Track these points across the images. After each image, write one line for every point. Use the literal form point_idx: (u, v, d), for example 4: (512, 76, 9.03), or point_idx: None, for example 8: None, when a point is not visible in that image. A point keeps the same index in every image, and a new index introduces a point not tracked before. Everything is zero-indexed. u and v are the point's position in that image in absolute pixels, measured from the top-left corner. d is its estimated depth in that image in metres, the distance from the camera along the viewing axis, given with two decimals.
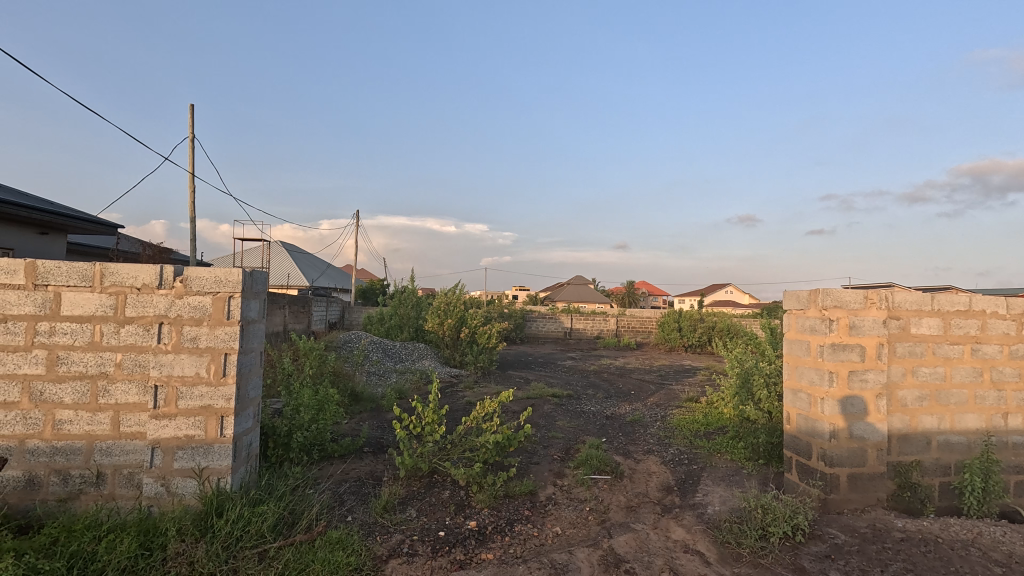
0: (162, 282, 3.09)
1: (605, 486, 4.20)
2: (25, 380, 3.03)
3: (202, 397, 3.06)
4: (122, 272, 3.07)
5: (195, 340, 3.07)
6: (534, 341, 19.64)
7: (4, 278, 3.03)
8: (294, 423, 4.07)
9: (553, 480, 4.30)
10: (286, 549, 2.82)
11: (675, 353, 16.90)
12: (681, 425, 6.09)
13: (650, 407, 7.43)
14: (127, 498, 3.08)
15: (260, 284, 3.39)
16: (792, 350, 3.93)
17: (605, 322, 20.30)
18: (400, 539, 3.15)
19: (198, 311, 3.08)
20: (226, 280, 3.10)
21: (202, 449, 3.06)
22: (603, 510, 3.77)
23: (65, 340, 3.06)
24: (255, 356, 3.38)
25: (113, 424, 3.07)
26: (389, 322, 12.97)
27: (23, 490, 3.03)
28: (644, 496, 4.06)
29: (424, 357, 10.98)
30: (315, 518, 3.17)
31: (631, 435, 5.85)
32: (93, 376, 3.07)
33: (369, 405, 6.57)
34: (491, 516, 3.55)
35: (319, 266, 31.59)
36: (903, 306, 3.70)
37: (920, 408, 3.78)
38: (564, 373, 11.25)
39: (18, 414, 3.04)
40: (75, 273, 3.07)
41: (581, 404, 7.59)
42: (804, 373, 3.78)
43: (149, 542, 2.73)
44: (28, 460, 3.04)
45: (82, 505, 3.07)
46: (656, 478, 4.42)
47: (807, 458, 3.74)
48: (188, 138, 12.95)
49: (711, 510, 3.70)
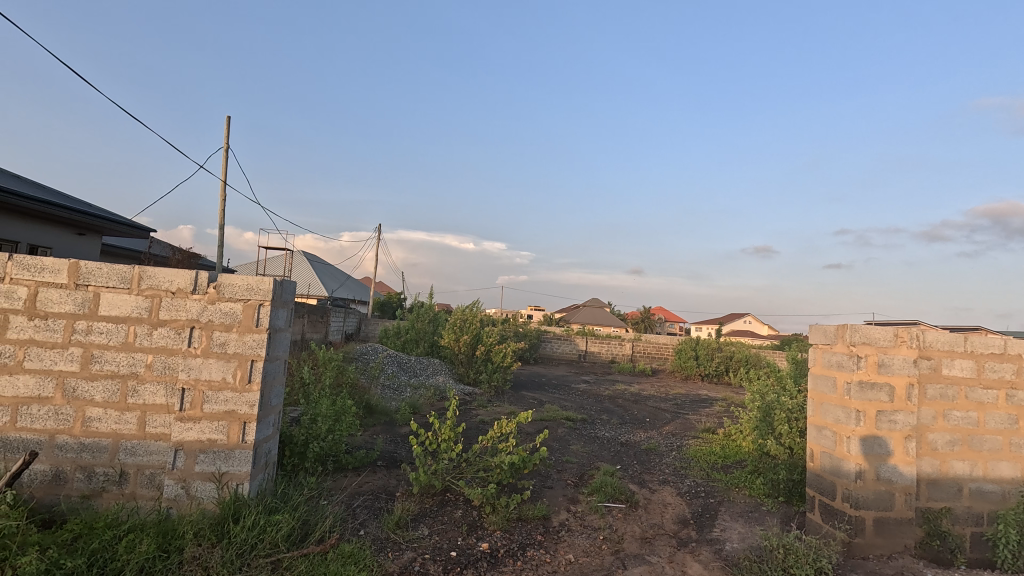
0: (197, 286, 3.17)
1: (619, 515, 4.12)
2: (59, 376, 3.12)
3: (227, 402, 3.11)
4: (159, 276, 3.17)
5: (224, 345, 3.14)
6: (548, 363, 19.54)
7: (48, 277, 3.14)
8: (311, 433, 4.12)
9: (567, 506, 4.23)
10: (300, 561, 2.81)
11: (691, 382, 16.57)
12: (699, 456, 5.97)
13: (665, 436, 7.33)
14: (147, 498, 3.12)
15: (290, 294, 3.47)
16: (817, 385, 3.86)
17: (620, 347, 20.11)
18: (413, 557, 3.12)
19: (229, 317, 3.16)
20: (257, 288, 3.17)
21: (223, 455, 3.10)
22: (617, 539, 3.70)
23: (101, 340, 3.15)
24: (279, 363, 3.44)
25: (139, 424, 3.13)
26: (406, 337, 13.08)
27: (49, 484, 3.10)
28: (659, 528, 3.97)
29: (439, 373, 10.99)
30: (328, 530, 3.16)
31: (645, 464, 5.74)
32: (124, 376, 3.14)
33: (382, 418, 6.59)
34: (504, 539, 3.50)
35: (340, 277, 32.08)
36: (935, 346, 3.60)
37: (951, 453, 3.65)
38: (579, 396, 11.13)
39: (50, 410, 3.12)
40: (115, 275, 3.17)
41: (595, 429, 7.49)
42: (830, 411, 3.69)
43: (167, 545, 2.76)
44: (56, 455, 3.10)
45: (104, 502, 3.12)
46: (671, 510, 4.33)
47: (831, 498, 3.63)
48: (223, 147, 13.48)
49: (730, 546, 3.61)
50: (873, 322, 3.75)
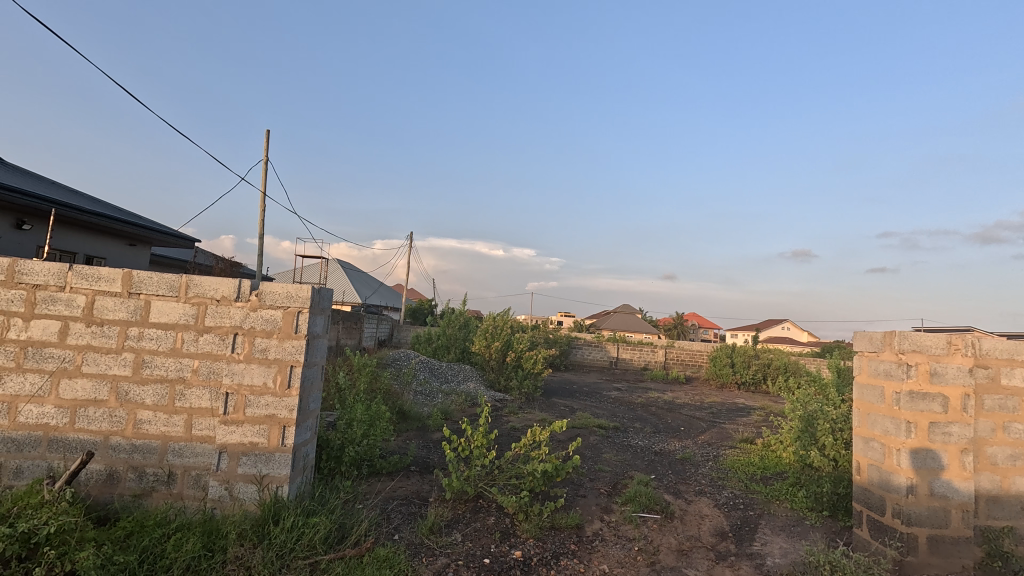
0: (239, 294, 3.29)
1: (654, 526, 4.03)
2: (114, 380, 3.29)
3: (267, 407, 3.21)
4: (205, 284, 3.31)
5: (265, 351, 3.24)
6: (579, 370, 19.38)
7: (104, 286, 3.31)
8: (346, 437, 4.20)
9: (601, 515, 4.17)
10: (336, 564, 2.86)
11: (727, 390, 16.13)
12: (737, 467, 5.79)
13: (701, 446, 7.14)
14: (193, 499, 3.24)
15: (327, 301, 3.56)
16: (863, 394, 3.70)
17: (653, 354, 19.78)
18: (446, 563, 3.14)
19: (270, 324, 3.26)
20: (296, 296, 3.27)
21: (264, 457, 3.19)
22: (652, 551, 3.62)
23: (151, 345, 3.30)
24: (317, 369, 3.52)
25: (186, 427, 3.26)
26: (437, 343, 13.22)
27: (103, 483, 3.25)
28: (696, 540, 3.86)
29: (470, 379, 11.04)
30: (364, 533, 3.21)
31: (681, 474, 5.61)
32: (172, 380, 3.28)
33: (415, 424, 6.66)
34: (537, 547, 3.48)
35: (373, 285, 32.73)
36: (993, 354, 3.40)
37: (1013, 468, 3.43)
38: (611, 404, 10.99)
39: (105, 412, 3.28)
40: (164, 284, 3.32)
41: (628, 437, 7.38)
42: (878, 422, 3.53)
43: (212, 544, 2.86)
44: (110, 456, 3.26)
45: (153, 501, 3.26)
46: (709, 522, 4.21)
47: (880, 513, 3.46)
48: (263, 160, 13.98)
49: (771, 562, 3.48)
50: (923, 328, 3.57)
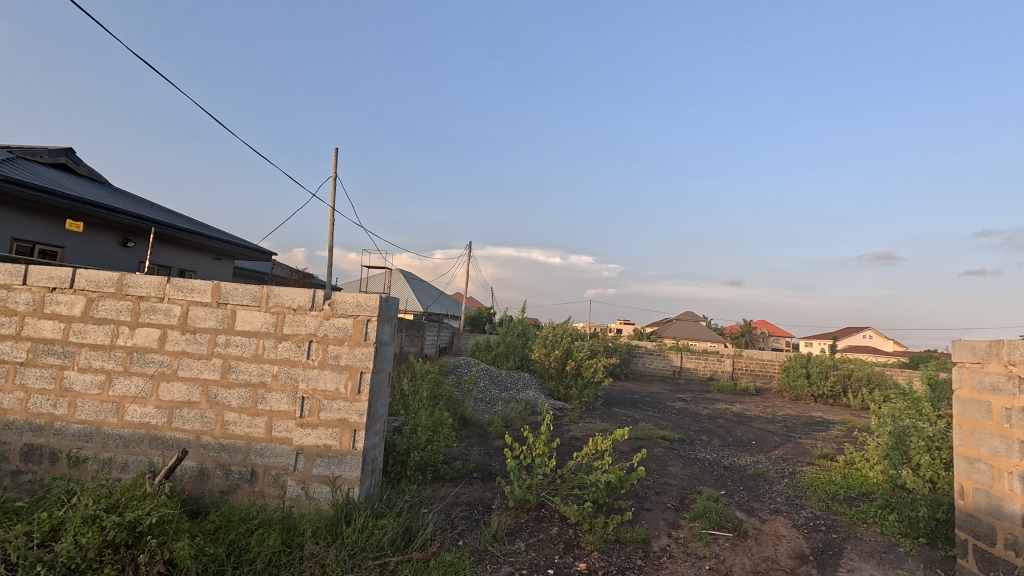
0: (314, 303, 3.48)
1: (726, 545, 3.84)
2: (204, 383, 3.57)
3: (340, 411, 3.36)
4: (284, 294, 3.53)
5: (337, 358, 3.40)
6: (641, 379, 18.88)
7: (196, 297, 3.61)
8: (412, 442, 4.32)
9: (668, 531, 4.02)
10: (404, 566, 2.94)
11: (802, 402, 15.12)
12: (816, 485, 5.41)
13: (775, 461, 6.73)
14: (273, 497, 3.44)
15: (394, 310, 3.68)
16: (965, 410, 3.35)
17: (719, 363, 18.93)
18: (510, 571, 3.14)
19: (341, 331, 3.42)
20: (365, 304, 3.42)
21: (337, 460, 3.34)
22: (725, 571, 3.44)
23: (237, 351, 3.56)
24: (385, 375, 3.65)
25: (266, 428, 3.48)
26: (496, 351, 13.34)
27: (195, 479, 3.52)
28: (772, 562, 3.63)
29: (529, 387, 11.05)
30: (429, 537, 3.27)
31: (753, 491, 5.31)
32: (255, 385, 3.51)
33: (476, 431, 6.73)
34: (602, 561, 3.40)
35: (433, 294, 33.58)
36: None
37: None
38: (675, 415, 10.61)
39: (197, 413, 3.56)
40: (248, 294, 3.58)
41: (694, 450, 7.08)
42: (984, 441, 3.18)
43: (290, 540, 3.02)
44: (201, 453, 3.53)
45: (238, 497, 3.49)
46: (786, 543, 3.95)
47: (990, 543, 3.11)
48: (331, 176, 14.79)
49: None
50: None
